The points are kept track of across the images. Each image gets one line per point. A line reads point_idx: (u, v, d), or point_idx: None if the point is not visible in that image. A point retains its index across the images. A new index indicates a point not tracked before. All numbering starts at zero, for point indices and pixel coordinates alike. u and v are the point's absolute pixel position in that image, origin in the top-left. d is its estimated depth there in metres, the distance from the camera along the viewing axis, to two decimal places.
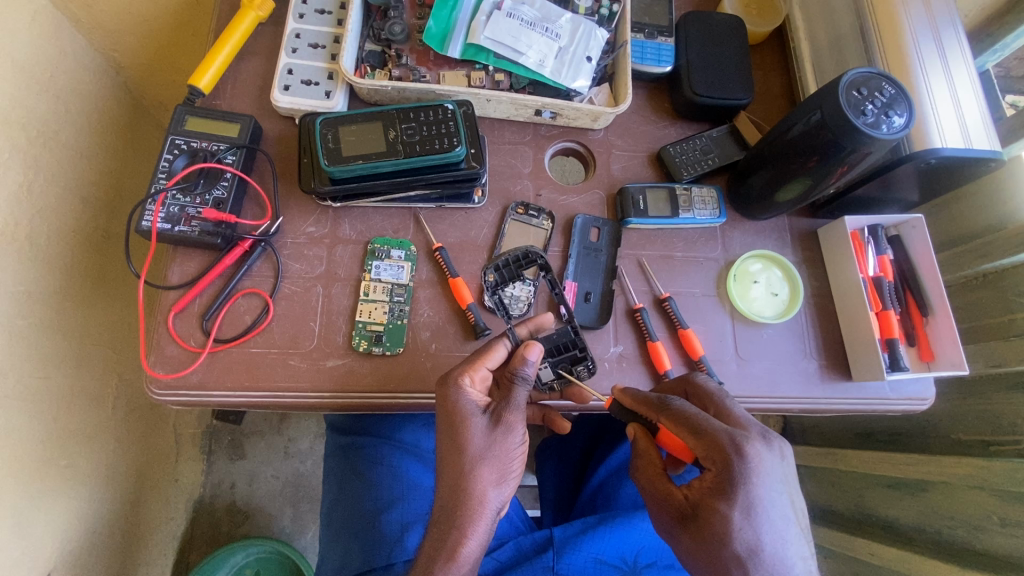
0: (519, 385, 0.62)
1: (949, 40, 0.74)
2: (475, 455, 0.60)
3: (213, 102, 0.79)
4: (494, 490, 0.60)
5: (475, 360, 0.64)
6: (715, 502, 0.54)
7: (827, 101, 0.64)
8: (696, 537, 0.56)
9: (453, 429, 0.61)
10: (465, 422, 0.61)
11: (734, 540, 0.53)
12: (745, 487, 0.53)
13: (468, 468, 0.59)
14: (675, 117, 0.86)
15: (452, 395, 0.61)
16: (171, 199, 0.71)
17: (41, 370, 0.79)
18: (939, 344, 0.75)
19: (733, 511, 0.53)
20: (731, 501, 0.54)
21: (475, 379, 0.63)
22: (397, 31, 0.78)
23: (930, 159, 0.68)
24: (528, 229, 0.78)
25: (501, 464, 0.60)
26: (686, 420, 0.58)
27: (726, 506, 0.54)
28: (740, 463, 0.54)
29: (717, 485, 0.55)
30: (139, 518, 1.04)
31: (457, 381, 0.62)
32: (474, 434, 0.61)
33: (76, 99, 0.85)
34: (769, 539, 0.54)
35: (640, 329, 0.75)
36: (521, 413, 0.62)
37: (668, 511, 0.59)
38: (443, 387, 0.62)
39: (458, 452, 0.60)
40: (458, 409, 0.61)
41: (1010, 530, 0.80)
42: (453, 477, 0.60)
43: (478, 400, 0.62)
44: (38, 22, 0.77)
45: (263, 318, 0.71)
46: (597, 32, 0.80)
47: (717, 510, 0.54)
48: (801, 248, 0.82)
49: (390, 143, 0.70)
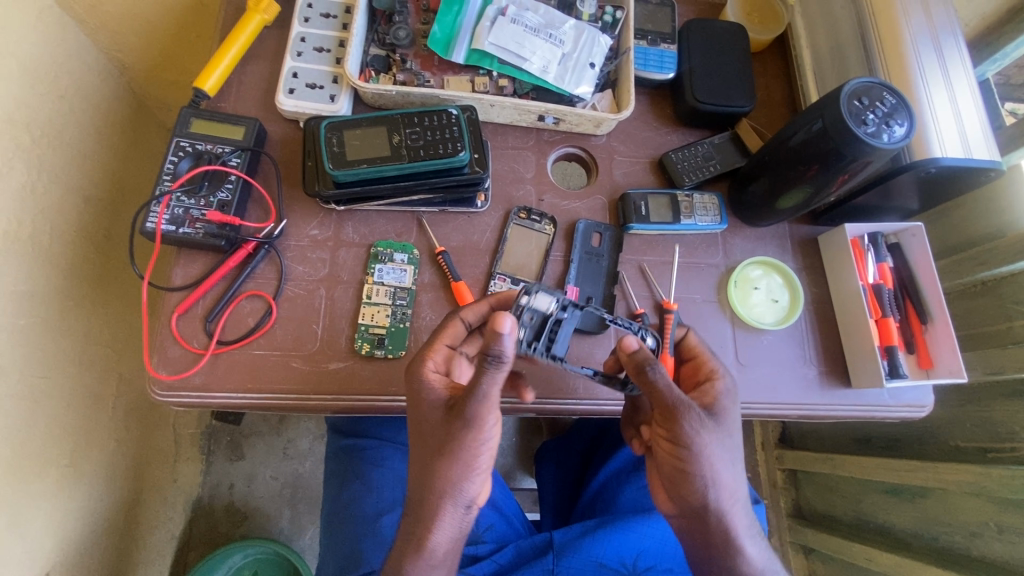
0: (492, 369, 0.52)
1: (950, 49, 0.75)
2: (434, 448, 0.58)
3: (218, 105, 0.79)
4: (459, 484, 0.58)
5: (432, 346, 0.62)
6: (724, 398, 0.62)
7: (829, 109, 0.64)
8: (708, 426, 0.58)
9: (416, 419, 0.60)
10: (425, 410, 0.59)
11: (733, 427, 0.61)
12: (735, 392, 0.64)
13: (429, 462, 0.58)
14: (677, 124, 0.86)
15: (416, 383, 0.60)
16: (176, 201, 0.71)
17: (42, 370, 0.79)
18: (938, 352, 0.76)
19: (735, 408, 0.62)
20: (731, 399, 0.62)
21: (435, 363, 0.61)
22: (402, 36, 0.78)
23: (930, 167, 0.69)
24: (531, 234, 0.78)
25: (461, 459, 0.57)
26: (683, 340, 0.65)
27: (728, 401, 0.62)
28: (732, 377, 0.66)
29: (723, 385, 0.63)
30: (138, 517, 1.04)
31: (418, 367, 0.60)
32: (434, 424, 0.58)
33: (80, 100, 0.86)
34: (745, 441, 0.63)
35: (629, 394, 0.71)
36: (489, 404, 0.54)
37: (689, 404, 0.57)
38: (410, 370, 0.61)
39: (421, 443, 0.59)
40: (421, 397, 0.59)
41: (1006, 536, 0.82)
42: (416, 468, 0.59)
43: (440, 387, 0.60)
44: (44, 22, 0.78)
45: (266, 320, 0.71)
46: (600, 39, 0.81)
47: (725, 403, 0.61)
48: (801, 255, 0.83)
49: (394, 147, 0.70)
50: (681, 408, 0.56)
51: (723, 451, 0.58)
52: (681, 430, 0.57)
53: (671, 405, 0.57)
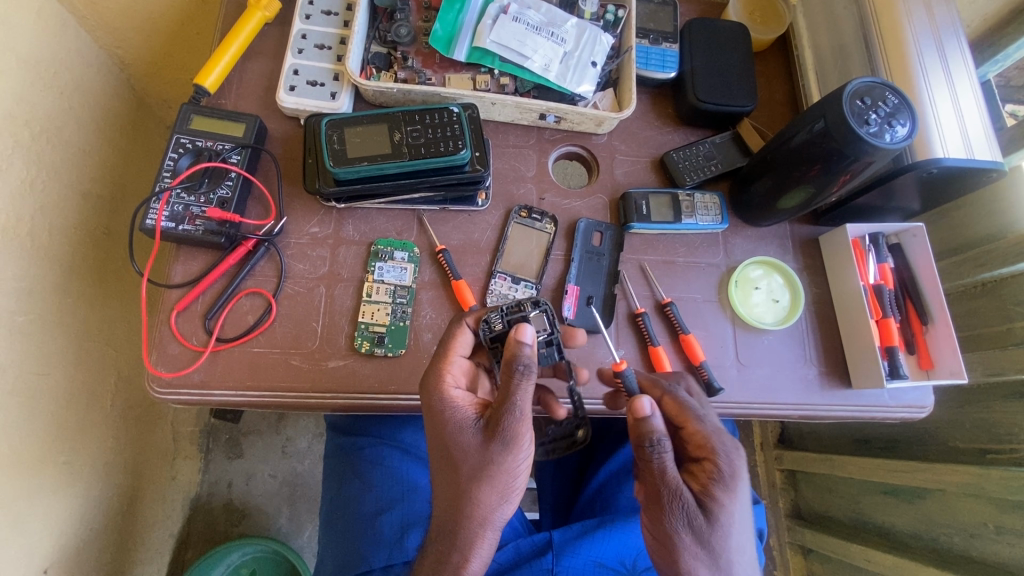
0: (522, 379, 0.56)
1: (952, 50, 0.75)
2: (471, 475, 0.58)
3: (218, 102, 0.79)
4: (496, 510, 0.59)
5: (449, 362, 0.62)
6: (722, 486, 0.56)
7: (831, 109, 0.64)
8: (694, 523, 0.55)
9: (444, 444, 0.59)
10: (456, 434, 0.59)
11: (729, 521, 0.56)
12: (742, 479, 0.58)
13: (465, 490, 0.58)
14: (679, 123, 0.86)
15: (440, 403, 0.60)
16: (175, 198, 0.71)
17: (40, 367, 0.79)
18: (938, 352, 0.76)
19: (732, 500, 0.56)
20: (728, 492, 0.56)
21: (456, 380, 0.61)
22: (403, 33, 0.78)
23: (932, 168, 0.69)
24: (531, 233, 0.78)
25: (500, 482, 0.58)
26: (683, 409, 0.62)
27: (725, 495, 0.56)
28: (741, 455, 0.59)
29: (723, 471, 0.57)
30: (136, 515, 1.04)
31: (442, 387, 0.60)
32: (470, 449, 0.58)
33: (80, 97, 0.86)
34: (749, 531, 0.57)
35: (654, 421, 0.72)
36: (525, 421, 0.57)
37: (674, 491, 0.56)
38: (428, 392, 0.60)
39: (454, 470, 0.59)
40: (447, 418, 0.59)
41: (1005, 537, 0.82)
42: (450, 495, 0.59)
43: (465, 405, 0.60)
44: (44, 18, 0.78)
45: (266, 318, 0.71)
46: (602, 37, 0.81)
47: (722, 496, 0.56)
48: (802, 255, 0.83)
49: (395, 145, 0.70)
50: (664, 496, 0.56)
51: (712, 553, 0.55)
52: (662, 520, 0.56)
53: (653, 493, 0.57)
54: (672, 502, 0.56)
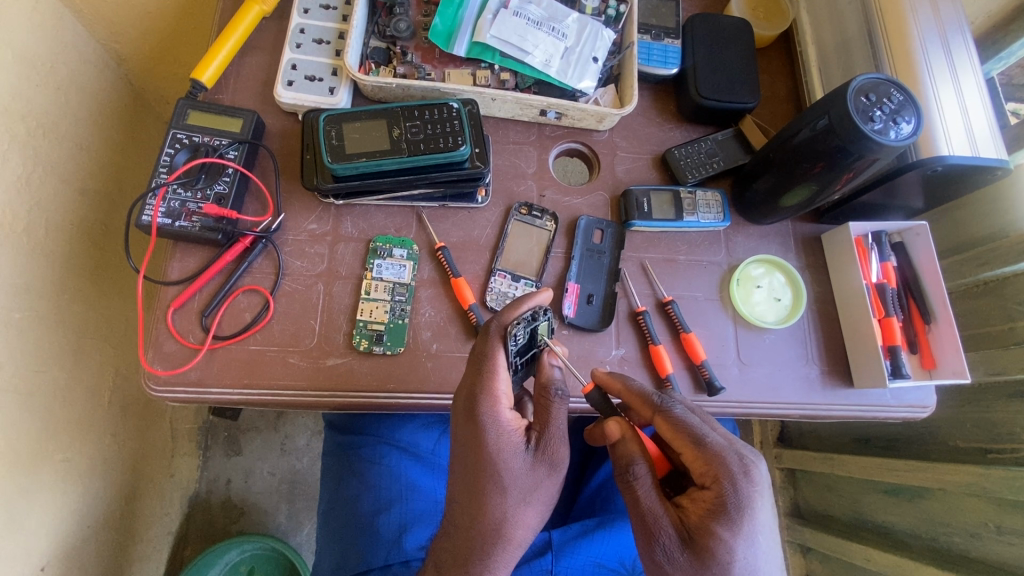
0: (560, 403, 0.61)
1: (957, 46, 0.74)
2: (519, 497, 0.59)
3: (216, 97, 0.78)
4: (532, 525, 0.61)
5: (497, 379, 0.59)
6: (715, 525, 0.55)
7: (835, 106, 0.63)
8: (682, 556, 0.56)
9: (488, 468, 0.59)
10: (505, 460, 0.59)
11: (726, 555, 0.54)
12: (747, 511, 0.55)
13: (510, 510, 0.59)
14: (680, 120, 0.85)
15: (492, 424, 0.59)
16: (172, 194, 0.70)
17: (37, 364, 0.79)
18: (941, 352, 0.75)
19: (732, 535, 0.54)
20: (731, 527, 0.54)
21: (507, 399, 0.60)
22: (403, 28, 0.77)
23: (936, 166, 0.68)
24: (531, 230, 0.78)
25: (543, 500, 0.61)
26: (685, 431, 0.58)
27: (725, 531, 0.54)
28: (745, 484, 0.55)
29: (717, 506, 0.55)
30: (134, 513, 1.04)
31: (496, 409, 0.59)
32: (520, 475, 0.59)
33: (76, 92, 0.85)
34: (755, 563, 0.55)
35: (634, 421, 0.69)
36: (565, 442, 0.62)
37: (659, 526, 0.57)
38: (478, 413, 0.59)
39: (498, 488, 0.59)
40: (499, 439, 0.59)
41: (1005, 537, 0.81)
42: (486, 510, 0.59)
43: (514, 431, 0.60)
44: (41, 12, 0.77)
45: (263, 315, 0.70)
46: (603, 33, 0.80)
47: (716, 534, 0.55)
48: (804, 254, 0.82)
49: (395, 141, 0.69)
50: (648, 530, 0.57)
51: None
52: (652, 551, 0.57)
53: (642, 524, 0.58)
54: (653, 535, 0.57)
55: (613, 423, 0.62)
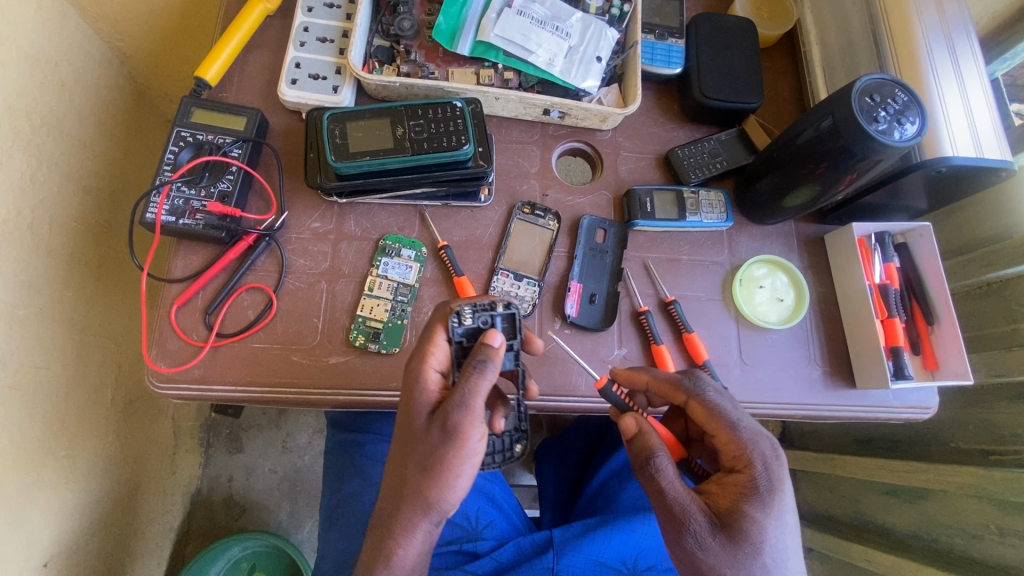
0: (476, 375, 0.53)
1: (962, 46, 0.74)
2: (416, 458, 0.55)
3: (220, 95, 0.78)
4: (438, 497, 0.55)
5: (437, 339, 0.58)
6: (747, 506, 0.55)
7: (839, 106, 0.63)
8: (714, 542, 0.55)
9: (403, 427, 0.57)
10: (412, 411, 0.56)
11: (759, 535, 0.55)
12: (777, 492, 0.55)
13: (408, 473, 0.56)
14: (684, 120, 0.85)
15: (414, 384, 0.57)
16: (176, 192, 0.70)
17: (40, 361, 0.79)
18: (943, 353, 0.75)
19: (765, 515, 0.55)
20: (764, 508, 0.55)
21: (437, 361, 0.57)
22: (406, 26, 0.78)
23: (941, 167, 0.68)
24: (534, 229, 0.78)
25: (437, 472, 0.54)
26: (716, 415, 0.59)
27: (758, 512, 0.55)
28: (776, 467, 0.56)
29: (749, 489, 0.55)
30: (135, 509, 1.04)
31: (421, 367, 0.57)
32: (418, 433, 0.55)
33: (81, 89, 0.85)
34: (788, 547, 0.56)
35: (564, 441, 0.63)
36: (474, 416, 0.53)
37: (690, 512, 0.56)
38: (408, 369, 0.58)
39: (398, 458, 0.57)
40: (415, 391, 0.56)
41: (1007, 539, 0.81)
42: (394, 477, 0.57)
43: (433, 390, 0.57)
44: (45, 10, 0.77)
45: (266, 313, 0.70)
46: (607, 32, 0.80)
47: (748, 515, 0.55)
48: (807, 254, 0.82)
49: (398, 140, 0.70)
50: (680, 517, 0.55)
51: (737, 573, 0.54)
52: (681, 539, 0.56)
53: (669, 513, 0.56)
54: (682, 521, 0.56)
55: (629, 417, 0.62)
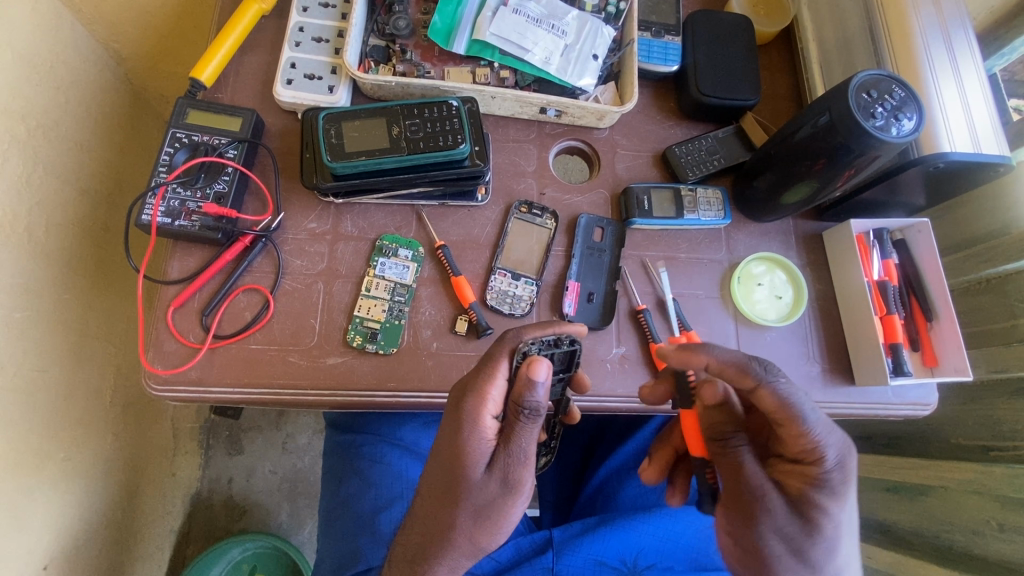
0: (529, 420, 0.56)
1: (959, 42, 0.73)
2: (469, 506, 0.59)
3: (215, 95, 0.78)
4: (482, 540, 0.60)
5: (494, 377, 0.57)
6: (819, 496, 0.56)
7: (836, 102, 0.63)
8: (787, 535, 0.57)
9: (451, 474, 0.58)
10: (470, 460, 0.58)
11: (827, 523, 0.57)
12: (847, 483, 0.57)
13: (455, 521, 0.59)
14: (681, 117, 0.85)
15: (471, 429, 0.57)
16: (171, 193, 0.70)
17: (38, 364, 0.78)
18: (942, 350, 0.75)
19: (834, 505, 0.57)
20: (835, 498, 0.57)
21: (493, 407, 0.57)
22: (402, 25, 0.78)
23: (939, 163, 0.68)
24: (531, 228, 0.77)
25: (490, 517, 0.59)
26: (789, 408, 0.55)
27: (829, 501, 0.57)
28: (846, 457, 0.57)
29: (820, 479, 0.56)
30: (135, 512, 1.04)
31: (479, 415, 0.57)
32: (475, 484, 0.58)
33: (77, 91, 0.85)
34: (848, 528, 0.58)
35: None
36: (528, 464, 0.58)
37: (762, 503, 0.57)
38: (466, 409, 0.57)
39: (438, 499, 0.60)
40: (472, 439, 0.57)
41: (1007, 535, 0.80)
42: (434, 516, 0.60)
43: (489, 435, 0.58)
44: (41, 12, 0.77)
45: (263, 314, 0.70)
46: (603, 30, 0.80)
47: (820, 504, 0.56)
48: (805, 251, 0.82)
49: (394, 139, 0.69)
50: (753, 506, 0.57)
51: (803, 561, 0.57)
52: (753, 527, 0.57)
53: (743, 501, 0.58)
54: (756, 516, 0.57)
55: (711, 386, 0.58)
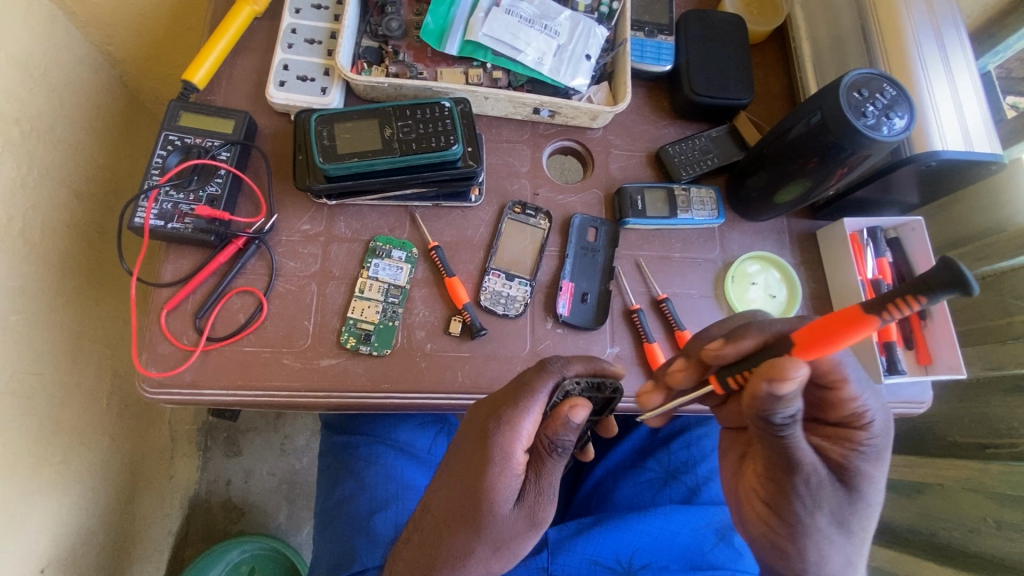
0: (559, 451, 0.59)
1: (951, 40, 0.73)
2: (492, 539, 0.58)
3: (208, 98, 0.78)
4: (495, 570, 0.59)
5: (528, 411, 0.58)
6: (864, 462, 0.57)
7: (828, 101, 0.63)
8: (832, 510, 0.57)
9: (472, 506, 0.58)
10: (499, 493, 0.57)
11: (868, 500, 0.58)
12: (887, 448, 0.57)
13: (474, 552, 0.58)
14: (675, 117, 0.85)
15: (502, 462, 0.57)
16: (164, 196, 0.70)
17: (34, 367, 0.78)
18: (937, 347, 0.75)
19: (875, 468, 0.57)
20: (875, 463, 0.57)
21: (525, 441, 0.58)
22: (394, 26, 0.77)
23: (931, 161, 0.68)
24: (525, 229, 0.78)
25: (512, 549, 0.59)
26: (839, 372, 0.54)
27: (869, 465, 0.57)
28: (887, 428, 0.57)
29: (866, 447, 0.57)
30: (133, 514, 1.04)
31: (511, 447, 0.57)
32: (501, 517, 0.58)
33: (71, 94, 0.85)
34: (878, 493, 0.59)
35: (884, 309, 0.42)
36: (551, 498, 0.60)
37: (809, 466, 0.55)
38: (497, 441, 0.57)
39: (451, 528, 0.59)
40: (502, 472, 0.57)
41: (1005, 532, 0.80)
42: (444, 545, 0.59)
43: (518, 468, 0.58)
44: (35, 15, 0.77)
45: (256, 316, 0.70)
46: (596, 30, 0.80)
47: (863, 468, 0.57)
48: (799, 250, 0.82)
49: (386, 140, 0.69)
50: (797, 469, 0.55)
51: (837, 539, 0.58)
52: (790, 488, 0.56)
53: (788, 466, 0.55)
54: (803, 485, 0.56)
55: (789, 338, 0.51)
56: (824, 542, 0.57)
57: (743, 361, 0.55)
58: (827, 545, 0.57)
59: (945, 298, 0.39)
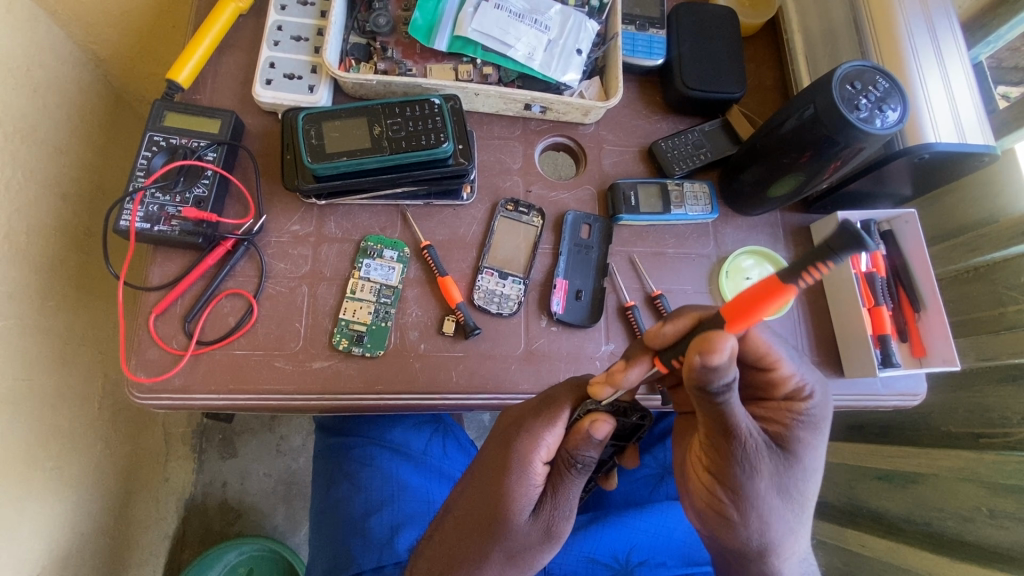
0: (580, 468, 0.58)
1: (943, 32, 0.73)
2: (506, 548, 0.58)
3: (194, 97, 0.77)
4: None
5: (552, 424, 0.58)
6: (801, 431, 0.56)
7: (821, 94, 0.63)
8: (770, 475, 0.55)
9: (489, 511, 0.58)
10: (515, 503, 0.58)
11: (804, 464, 0.56)
12: (823, 419, 0.57)
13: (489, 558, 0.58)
14: (667, 111, 0.85)
15: (520, 471, 0.58)
16: (150, 198, 0.69)
17: (24, 373, 0.77)
18: (931, 340, 0.75)
19: (813, 438, 0.56)
20: (813, 433, 0.56)
21: (545, 453, 0.58)
22: (382, 22, 0.76)
23: (923, 154, 0.68)
24: (518, 227, 0.77)
25: (525, 559, 0.59)
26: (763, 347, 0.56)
27: (806, 434, 0.56)
28: (823, 398, 0.57)
29: (803, 415, 0.56)
30: (128, 518, 1.03)
31: (529, 458, 0.58)
32: (517, 526, 0.58)
33: (55, 94, 0.83)
34: (820, 467, 0.58)
35: (799, 275, 0.42)
36: (567, 516, 0.60)
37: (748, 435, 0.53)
38: (519, 450, 0.58)
39: (468, 533, 0.59)
40: (520, 484, 0.58)
41: (998, 521, 0.81)
42: (461, 548, 0.60)
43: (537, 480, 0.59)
44: (15, 15, 0.75)
45: (247, 320, 0.69)
46: (587, 24, 0.79)
47: (800, 437, 0.56)
48: (793, 244, 0.81)
49: (375, 139, 0.68)
50: (737, 438, 0.52)
51: (778, 506, 0.55)
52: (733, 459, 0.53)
53: (727, 436, 0.53)
54: (741, 451, 0.53)
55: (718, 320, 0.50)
56: (766, 509, 0.55)
57: (680, 341, 0.53)
58: (769, 511, 0.55)
59: (848, 255, 0.38)
